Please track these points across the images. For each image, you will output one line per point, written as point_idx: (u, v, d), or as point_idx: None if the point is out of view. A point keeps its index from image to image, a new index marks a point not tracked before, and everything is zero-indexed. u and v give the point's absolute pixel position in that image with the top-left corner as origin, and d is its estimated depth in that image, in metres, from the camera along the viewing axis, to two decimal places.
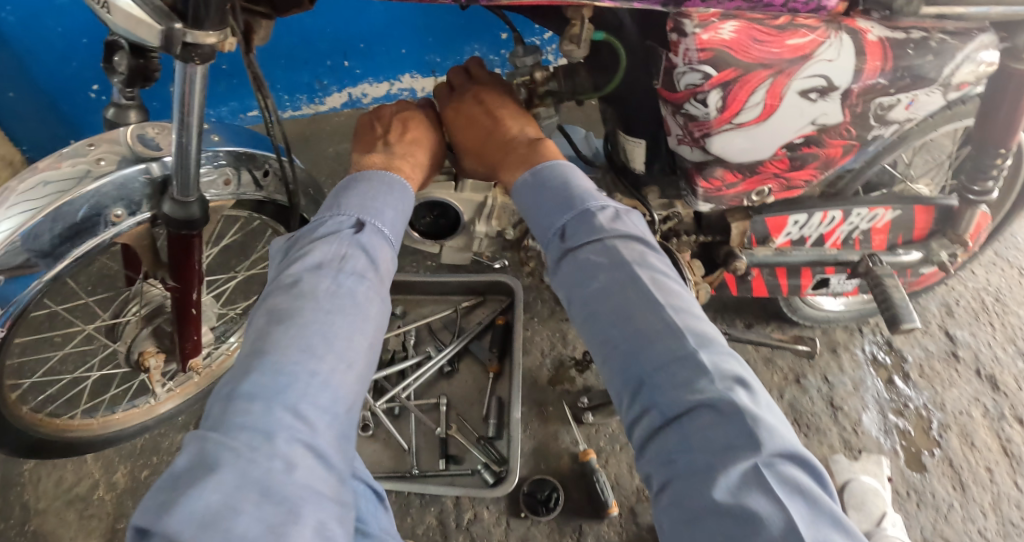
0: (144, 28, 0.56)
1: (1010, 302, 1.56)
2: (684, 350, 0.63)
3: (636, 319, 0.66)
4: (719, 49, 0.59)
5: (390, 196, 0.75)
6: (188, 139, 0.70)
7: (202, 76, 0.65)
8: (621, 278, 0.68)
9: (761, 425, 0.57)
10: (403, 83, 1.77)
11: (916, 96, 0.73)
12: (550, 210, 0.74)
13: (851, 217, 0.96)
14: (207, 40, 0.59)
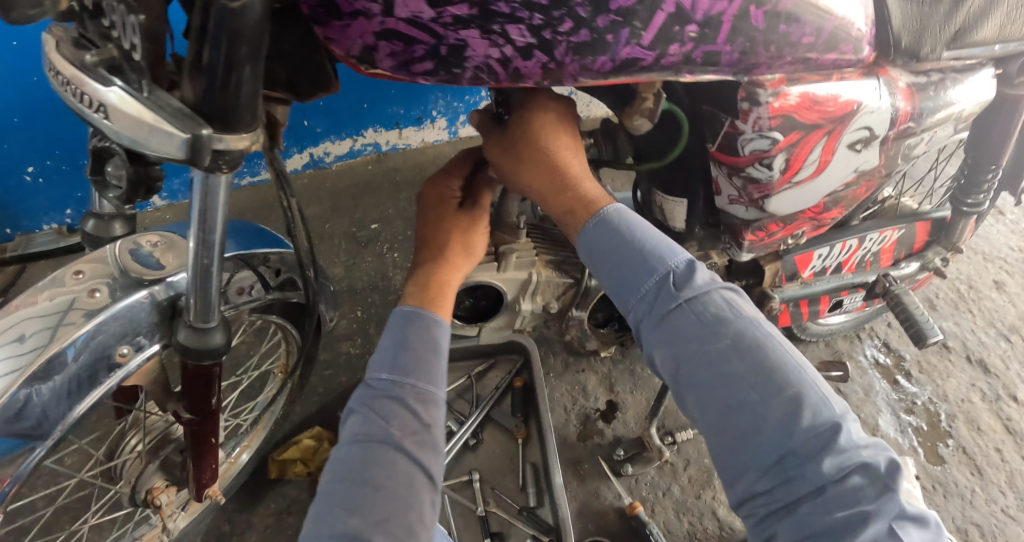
0: (164, 136, 0.45)
1: (980, 288, 1.79)
2: (830, 414, 0.50)
3: (768, 379, 0.52)
4: (787, 114, 0.59)
5: (421, 331, 0.68)
6: (206, 258, 0.60)
7: (225, 184, 0.56)
8: (739, 333, 0.55)
9: (900, 485, 0.48)
10: (366, 137, 1.73)
11: (935, 131, 0.78)
12: (631, 254, 0.60)
13: (865, 242, 0.99)
14: (240, 144, 0.49)
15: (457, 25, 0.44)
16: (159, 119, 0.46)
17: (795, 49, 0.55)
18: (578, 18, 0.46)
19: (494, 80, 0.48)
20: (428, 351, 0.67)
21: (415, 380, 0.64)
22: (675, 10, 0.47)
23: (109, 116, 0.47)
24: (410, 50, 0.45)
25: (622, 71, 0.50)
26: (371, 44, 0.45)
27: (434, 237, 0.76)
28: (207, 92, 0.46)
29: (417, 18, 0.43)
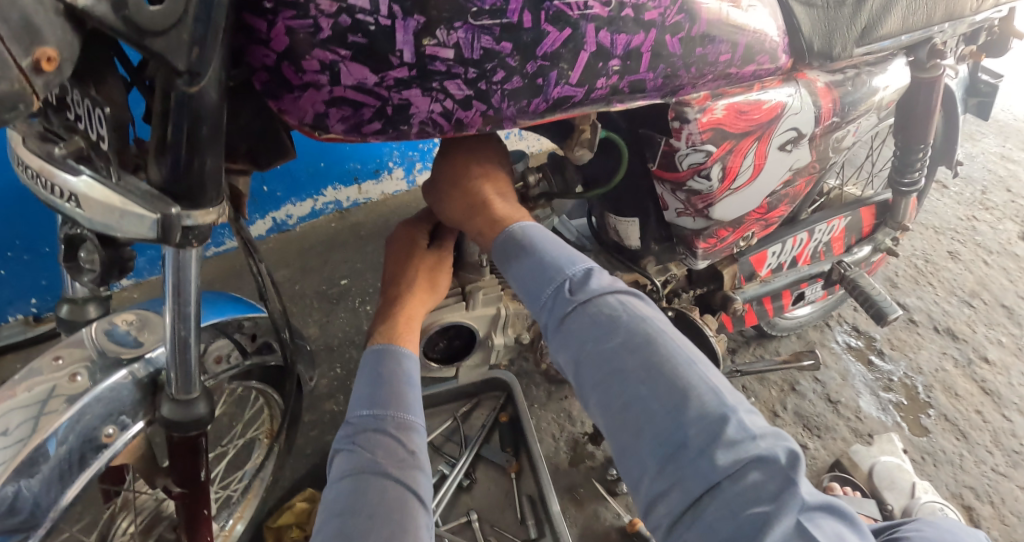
0: (135, 218, 0.47)
1: (936, 261, 1.87)
2: (721, 406, 0.48)
3: (662, 376, 0.50)
4: (717, 127, 0.62)
5: (393, 366, 0.69)
6: (184, 329, 0.61)
7: (196, 257, 0.58)
8: (634, 333, 0.53)
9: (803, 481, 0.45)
10: (326, 196, 1.74)
11: (859, 122, 0.83)
12: (540, 271, 0.59)
13: (815, 234, 1.03)
14: (207, 218, 0.51)
15: (399, 86, 0.47)
16: (128, 202, 0.48)
17: (714, 67, 0.58)
18: (509, 67, 0.48)
19: (441, 131, 0.51)
20: (402, 382, 0.69)
21: (396, 411, 0.65)
22: (597, 48, 0.49)
23: (81, 205, 0.48)
24: (359, 114, 0.48)
25: (557, 108, 0.52)
26: (321, 112, 0.47)
27: (403, 276, 0.78)
28: (175, 172, 0.48)
29: (362, 83, 0.46)
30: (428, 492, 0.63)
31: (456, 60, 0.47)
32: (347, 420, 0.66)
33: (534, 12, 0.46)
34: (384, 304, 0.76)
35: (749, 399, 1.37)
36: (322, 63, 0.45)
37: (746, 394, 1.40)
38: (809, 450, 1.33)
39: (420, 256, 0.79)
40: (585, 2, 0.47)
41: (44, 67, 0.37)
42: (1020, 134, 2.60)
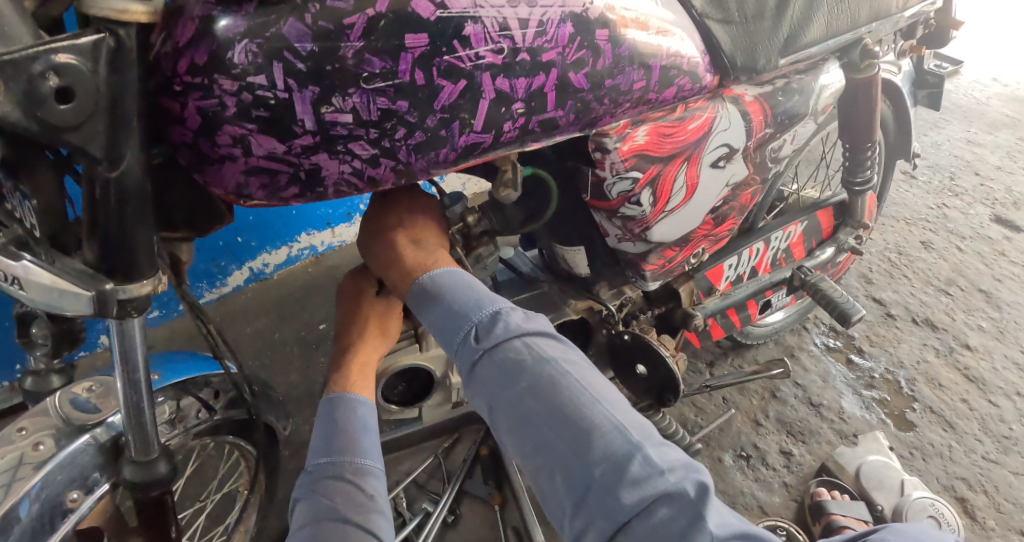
0: (70, 295, 0.46)
1: (910, 252, 1.87)
2: (629, 446, 0.49)
3: (571, 421, 0.51)
4: (639, 153, 0.62)
5: (346, 413, 0.67)
6: (138, 394, 0.57)
7: (141, 323, 0.55)
8: (543, 378, 0.53)
9: (710, 509, 0.46)
10: (301, 242, 1.72)
11: (796, 131, 0.83)
12: (452, 317, 0.59)
13: (772, 242, 1.03)
14: (144, 288, 0.49)
15: (307, 152, 0.48)
16: (64, 279, 0.46)
17: (630, 96, 0.58)
18: (408, 124, 0.49)
19: (357, 189, 0.52)
20: (356, 429, 0.66)
21: (351, 457, 0.63)
22: (496, 95, 0.50)
23: (23, 287, 0.46)
24: (276, 180, 0.50)
25: (468, 155, 0.52)
26: (242, 181, 0.49)
27: (349, 329, 0.76)
28: (106, 250, 0.47)
29: (273, 153, 0.48)
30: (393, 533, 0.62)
31: (354, 123, 0.47)
32: (305, 472, 0.64)
33: (425, 69, 0.47)
34: (334, 356, 0.74)
35: (730, 410, 1.36)
36: (233, 137, 0.47)
37: (727, 405, 1.39)
38: (795, 456, 1.32)
39: (368, 304, 0.77)
40: (476, 52, 0.48)
41: None
42: (982, 118, 2.63)
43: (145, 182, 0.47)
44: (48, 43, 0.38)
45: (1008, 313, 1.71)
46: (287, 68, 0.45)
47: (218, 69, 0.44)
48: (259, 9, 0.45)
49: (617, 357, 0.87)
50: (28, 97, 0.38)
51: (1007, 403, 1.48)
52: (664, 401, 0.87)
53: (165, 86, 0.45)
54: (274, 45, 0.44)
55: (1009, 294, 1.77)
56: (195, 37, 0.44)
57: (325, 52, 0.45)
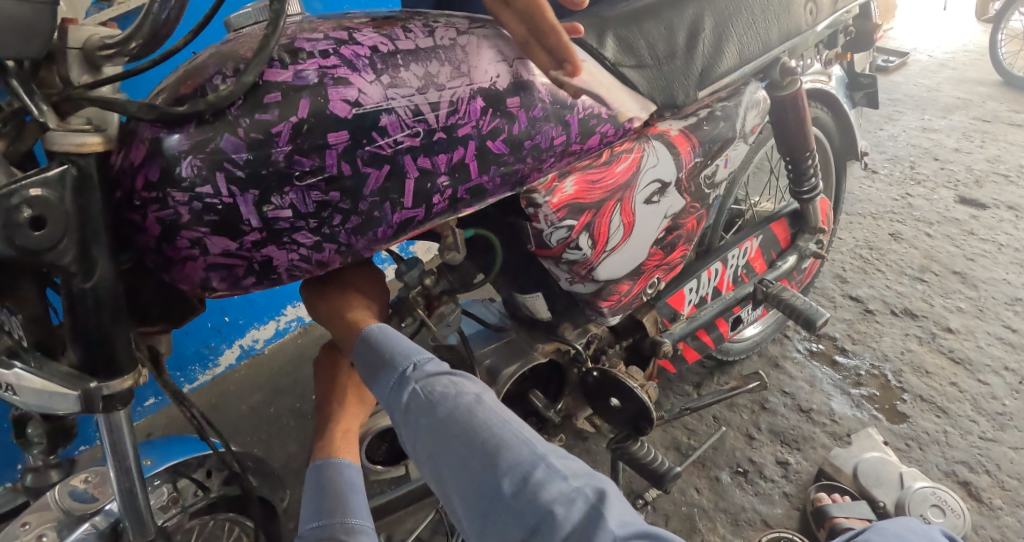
0: (60, 398, 0.48)
1: (880, 245, 1.91)
2: (536, 458, 0.53)
3: (487, 444, 0.54)
4: (570, 202, 0.65)
5: (334, 476, 0.66)
6: (131, 480, 0.59)
7: (127, 416, 0.57)
8: (462, 408, 0.56)
9: (613, 511, 0.49)
10: (287, 314, 1.74)
11: (727, 154, 0.86)
12: (373, 365, 0.61)
13: (730, 261, 1.07)
14: (126, 383, 0.52)
15: (257, 246, 0.51)
16: (52, 382, 0.48)
17: (552, 151, 0.62)
18: (344, 211, 0.52)
19: (308, 271, 0.55)
20: (345, 490, 0.65)
21: (343, 514, 0.61)
22: (421, 172, 0.53)
23: (16, 393, 0.47)
24: (234, 273, 0.53)
25: (405, 229, 0.56)
26: (204, 276, 0.52)
27: (331, 397, 0.76)
28: (88, 352, 0.49)
29: (227, 250, 0.51)
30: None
31: (295, 217, 0.51)
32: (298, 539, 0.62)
33: (350, 160, 0.51)
34: (317, 427, 0.74)
35: (721, 428, 1.37)
36: (191, 240, 0.50)
37: (719, 423, 1.40)
38: (792, 464, 1.32)
39: (346, 374, 0.78)
40: (394, 138, 0.51)
41: None
42: (935, 103, 2.70)
43: (118, 287, 0.50)
44: (18, 181, 0.42)
45: (984, 291, 1.74)
46: (228, 176, 0.48)
47: (170, 184, 0.48)
48: (199, 126, 0.48)
49: (591, 392, 0.89)
50: (7, 228, 0.42)
51: (996, 380, 1.50)
52: (643, 429, 0.88)
53: (126, 201, 0.49)
54: (214, 157, 0.48)
55: (984, 272, 1.80)
56: (147, 157, 0.48)
57: (260, 159, 0.49)
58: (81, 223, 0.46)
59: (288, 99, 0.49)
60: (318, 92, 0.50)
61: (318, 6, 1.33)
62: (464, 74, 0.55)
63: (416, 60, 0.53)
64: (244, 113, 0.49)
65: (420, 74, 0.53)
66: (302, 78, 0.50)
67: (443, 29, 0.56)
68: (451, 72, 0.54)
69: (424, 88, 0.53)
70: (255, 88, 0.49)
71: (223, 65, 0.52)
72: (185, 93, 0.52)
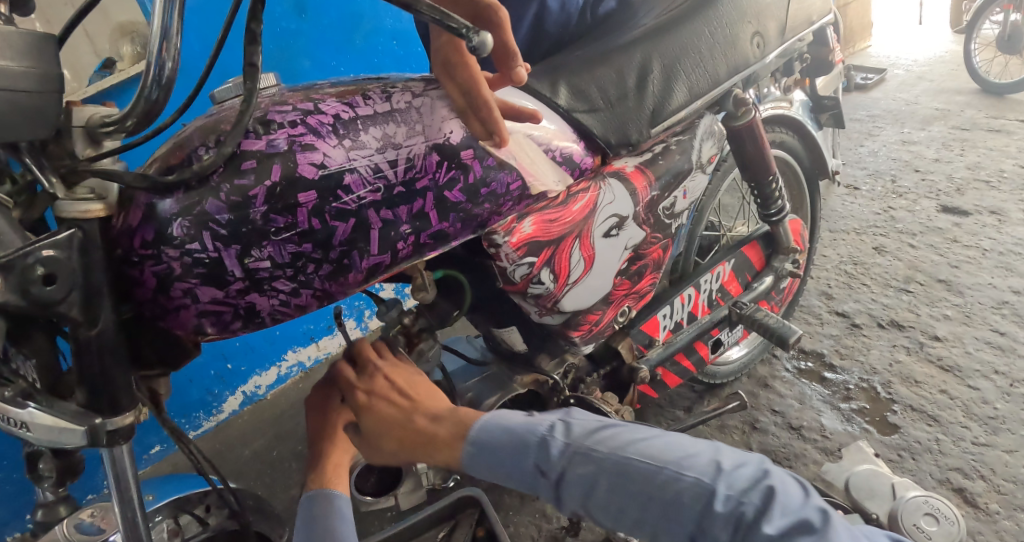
0: (69, 433, 0.52)
1: (865, 260, 1.94)
2: (689, 485, 0.62)
3: (638, 483, 0.64)
4: (529, 240, 0.70)
5: (324, 507, 0.70)
6: (132, 513, 0.64)
7: (129, 450, 0.63)
8: (601, 466, 0.66)
9: (777, 499, 0.58)
10: (289, 359, 1.79)
11: (685, 186, 0.91)
12: (512, 463, 0.69)
13: (703, 286, 1.11)
14: (128, 419, 0.57)
15: (240, 294, 0.55)
16: (61, 418, 0.52)
17: (508, 196, 0.67)
18: (316, 260, 0.56)
19: (289, 315, 0.59)
20: (334, 519, 0.69)
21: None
22: (383, 224, 0.58)
23: (30, 428, 0.50)
24: (222, 319, 0.57)
25: (374, 274, 0.60)
26: (197, 322, 0.56)
27: (323, 433, 0.77)
28: (94, 392, 0.54)
29: (215, 298, 0.55)
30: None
31: (273, 267, 0.55)
32: None
33: (319, 216, 0.55)
34: (308, 462, 0.75)
35: None
36: (183, 290, 0.54)
37: None
38: None
39: (336, 413, 0.78)
40: (356, 195, 0.57)
41: None
42: (914, 115, 2.76)
43: (118, 333, 0.55)
44: (32, 244, 0.47)
45: (971, 297, 1.77)
46: (213, 234, 0.53)
47: (163, 243, 0.52)
48: (186, 192, 0.53)
49: None
50: (21, 284, 0.47)
51: (987, 384, 1.51)
52: None
53: (126, 257, 0.53)
54: (200, 219, 0.52)
55: (969, 279, 1.82)
56: (143, 220, 0.52)
57: (239, 219, 0.53)
58: (87, 278, 0.50)
59: (262, 166, 0.54)
60: (288, 158, 0.55)
61: (308, 64, 1.44)
62: (419, 132, 0.60)
63: (375, 124, 0.59)
64: (226, 179, 0.53)
65: (378, 136, 0.58)
66: (273, 147, 0.55)
67: (400, 93, 0.62)
68: (406, 132, 0.60)
69: (382, 148, 0.58)
70: (233, 157, 0.54)
71: (206, 138, 0.57)
72: (174, 164, 0.56)
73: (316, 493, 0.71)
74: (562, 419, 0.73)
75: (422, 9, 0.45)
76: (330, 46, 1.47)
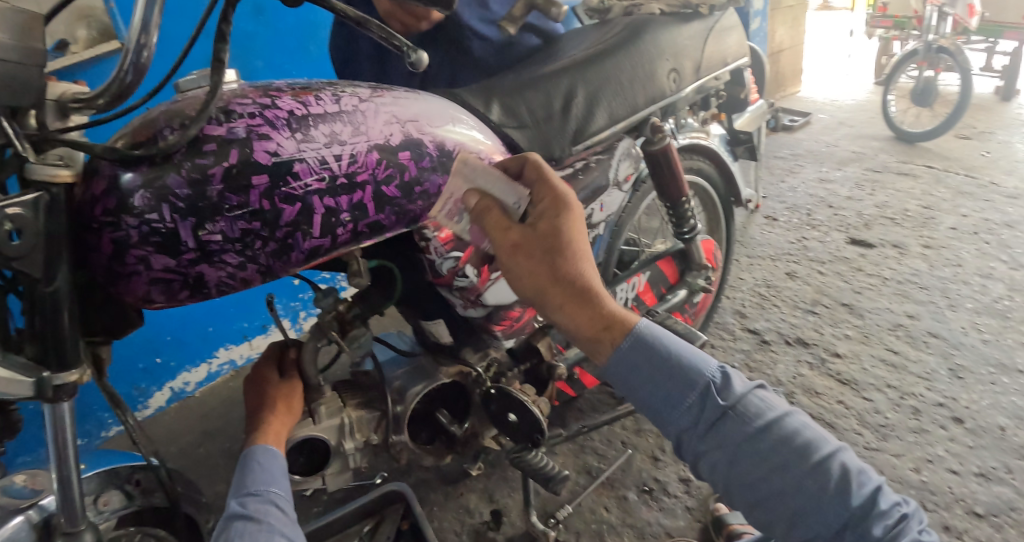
0: (16, 384, 0.59)
1: (778, 282, 2.08)
2: (822, 471, 0.59)
3: (774, 466, 0.60)
4: (456, 237, 0.80)
5: (271, 461, 0.81)
6: (68, 469, 0.70)
7: (70, 408, 0.69)
8: (747, 434, 0.62)
9: (892, 510, 0.57)
10: (220, 357, 1.80)
11: (601, 200, 1.04)
12: (653, 386, 0.67)
13: (618, 294, 1.24)
14: (74, 376, 0.63)
15: (191, 264, 0.61)
16: (10, 370, 0.59)
17: (440, 196, 0.75)
18: (264, 238, 0.62)
19: (235, 287, 0.65)
20: (278, 473, 0.80)
21: (274, 488, 0.78)
22: (326, 210, 0.65)
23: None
24: (171, 288, 0.62)
25: (316, 255, 0.67)
26: (146, 290, 0.62)
27: (262, 402, 0.85)
28: (45, 345, 0.61)
29: (168, 265, 0.60)
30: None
31: (224, 241, 0.61)
32: (241, 500, 0.75)
33: (269, 198, 0.61)
34: (248, 428, 0.84)
35: (628, 450, 1.46)
36: (137, 258, 0.59)
37: (626, 447, 1.49)
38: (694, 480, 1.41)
39: (275, 386, 0.87)
40: (304, 182, 0.63)
41: None
42: (832, 157, 2.84)
43: (72, 291, 0.62)
44: (1, 202, 0.53)
45: (870, 318, 1.88)
46: (172, 207, 0.58)
47: (124, 211, 0.57)
48: (150, 168, 0.58)
49: (492, 410, 1.00)
50: None
51: (879, 396, 1.62)
52: (538, 440, 0.99)
53: (84, 225, 0.59)
54: (163, 191, 0.58)
55: (870, 303, 1.94)
56: (107, 190, 0.58)
57: (197, 194, 0.59)
58: (48, 235, 0.56)
59: (221, 149, 0.60)
60: (245, 145, 0.61)
61: (260, 64, 1.50)
62: (362, 132, 0.68)
63: (324, 122, 0.65)
64: (187, 158, 0.59)
65: (326, 133, 0.65)
66: (232, 134, 0.60)
67: (348, 97, 0.69)
68: (351, 131, 0.67)
69: (329, 144, 0.65)
70: (194, 140, 0.59)
71: (171, 120, 0.60)
72: (140, 141, 0.59)
73: (263, 448, 0.81)
74: (721, 368, 0.67)
75: (371, 26, 0.54)
76: (281, 51, 1.54)
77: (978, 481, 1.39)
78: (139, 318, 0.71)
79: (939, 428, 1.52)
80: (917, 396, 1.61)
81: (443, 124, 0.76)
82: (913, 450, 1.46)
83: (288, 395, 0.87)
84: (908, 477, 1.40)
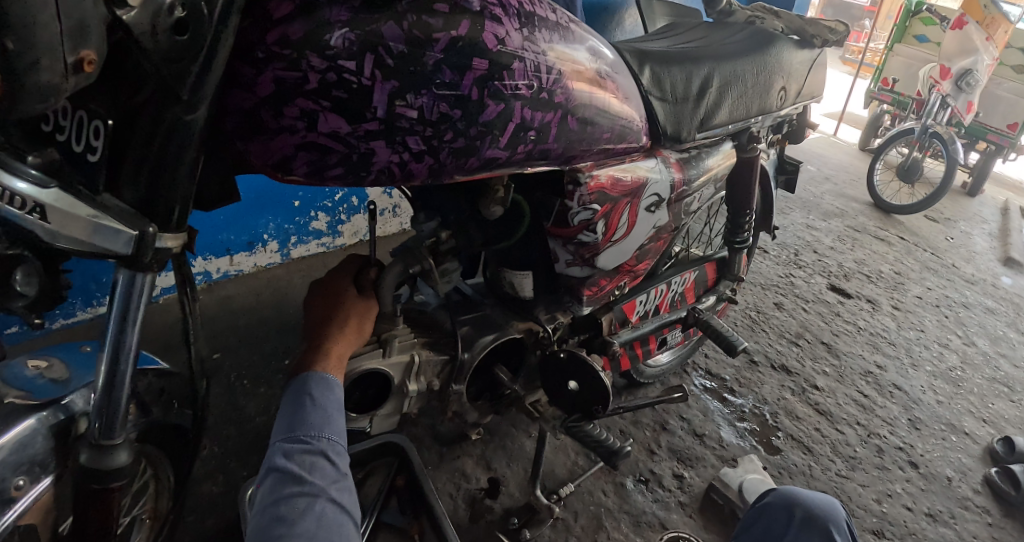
0: (112, 233, 0.50)
1: (766, 309, 2.16)
2: None
3: None
4: (601, 191, 0.79)
5: (326, 397, 0.73)
6: (125, 364, 0.59)
7: (150, 282, 0.58)
8: None
9: None
10: (195, 266, 1.70)
11: (701, 191, 1.02)
12: None
13: (671, 285, 1.22)
14: (174, 242, 0.57)
15: (368, 137, 0.56)
16: (103, 218, 0.50)
17: (598, 143, 0.74)
18: (456, 129, 0.59)
19: (391, 178, 0.60)
20: (331, 411, 0.73)
21: (325, 434, 0.70)
22: (521, 120, 0.63)
23: (46, 217, 0.46)
24: (324, 159, 0.56)
25: (487, 167, 0.64)
26: (289, 154, 0.55)
27: (331, 315, 0.80)
28: (153, 189, 0.53)
29: (336, 131, 0.54)
30: (352, 504, 0.70)
31: (418, 119, 0.57)
32: (288, 444, 0.68)
33: (481, 86, 0.59)
34: (306, 349, 0.78)
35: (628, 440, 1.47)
36: (301, 110, 0.53)
37: (624, 437, 1.50)
38: (686, 478, 1.43)
39: (349, 302, 0.82)
40: (516, 83, 0.61)
41: (83, 68, 0.42)
42: (819, 208, 2.99)
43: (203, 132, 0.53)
44: None
45: (845, 360, 1.99)
46: (377, 61, 0.53)
47: (312, 47, 0.51)
48: (365, 7, 0.53)
49: (551, 373, 0.97)
50: (152, 19, 0.44)
51: (850, 431, 1.71)
52: (593, 412, 0.97)
53: (247, 50, 0.51)
54: (371, 38, 0.52)
55: (846, 346, 2.06)
56: (292, 14, 0.51)
57: (412, 55, 0.54)
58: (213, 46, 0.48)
59: (451, 15, 0.56)
60: (475, 20, 0.58)
61: None
62: (568, 52, 0.67)
63: (545, 27, 0.64)
64: (411, 11, 0.54)
65: (547, 41, 0.64)
66: (467, 4, 0.58)
67: (561, 11, 0.68)
68: (562, 47, 0.66)
69: (545, 52, 0.64)
70: None
71: None
72: None
73: (324, 376, 0.75)
74: None
75: None
76: None
77: (927, 520, 1.49)
78: (233, 195, 0.68)
79: (898, 468, 1.63)
80: (882, 437, 1.72)
81: (603, 51, 0.74)
82: (878, 484, 1.56)
83: (359, 318, 0.82)
84: (871, 506, 1.49)
